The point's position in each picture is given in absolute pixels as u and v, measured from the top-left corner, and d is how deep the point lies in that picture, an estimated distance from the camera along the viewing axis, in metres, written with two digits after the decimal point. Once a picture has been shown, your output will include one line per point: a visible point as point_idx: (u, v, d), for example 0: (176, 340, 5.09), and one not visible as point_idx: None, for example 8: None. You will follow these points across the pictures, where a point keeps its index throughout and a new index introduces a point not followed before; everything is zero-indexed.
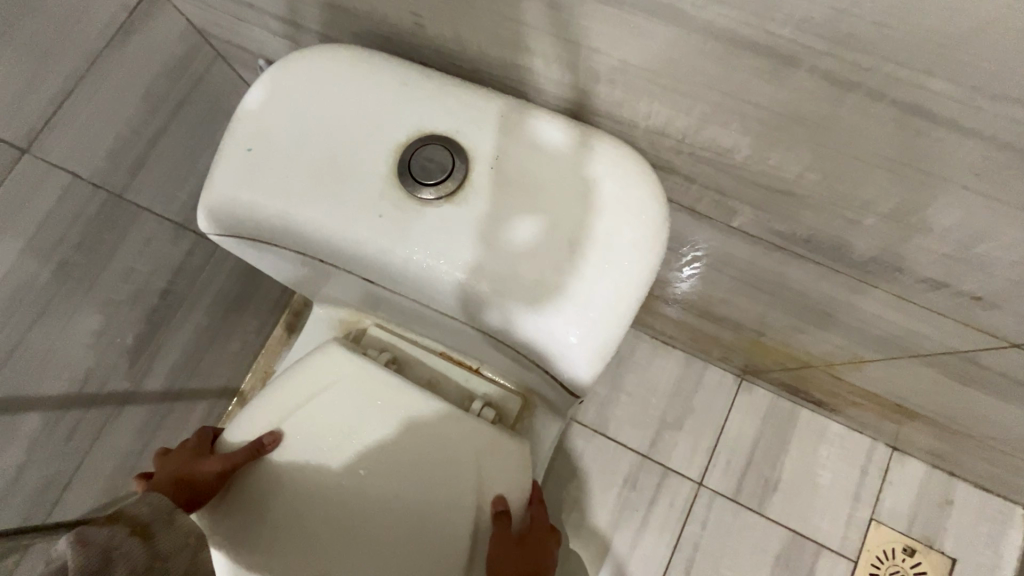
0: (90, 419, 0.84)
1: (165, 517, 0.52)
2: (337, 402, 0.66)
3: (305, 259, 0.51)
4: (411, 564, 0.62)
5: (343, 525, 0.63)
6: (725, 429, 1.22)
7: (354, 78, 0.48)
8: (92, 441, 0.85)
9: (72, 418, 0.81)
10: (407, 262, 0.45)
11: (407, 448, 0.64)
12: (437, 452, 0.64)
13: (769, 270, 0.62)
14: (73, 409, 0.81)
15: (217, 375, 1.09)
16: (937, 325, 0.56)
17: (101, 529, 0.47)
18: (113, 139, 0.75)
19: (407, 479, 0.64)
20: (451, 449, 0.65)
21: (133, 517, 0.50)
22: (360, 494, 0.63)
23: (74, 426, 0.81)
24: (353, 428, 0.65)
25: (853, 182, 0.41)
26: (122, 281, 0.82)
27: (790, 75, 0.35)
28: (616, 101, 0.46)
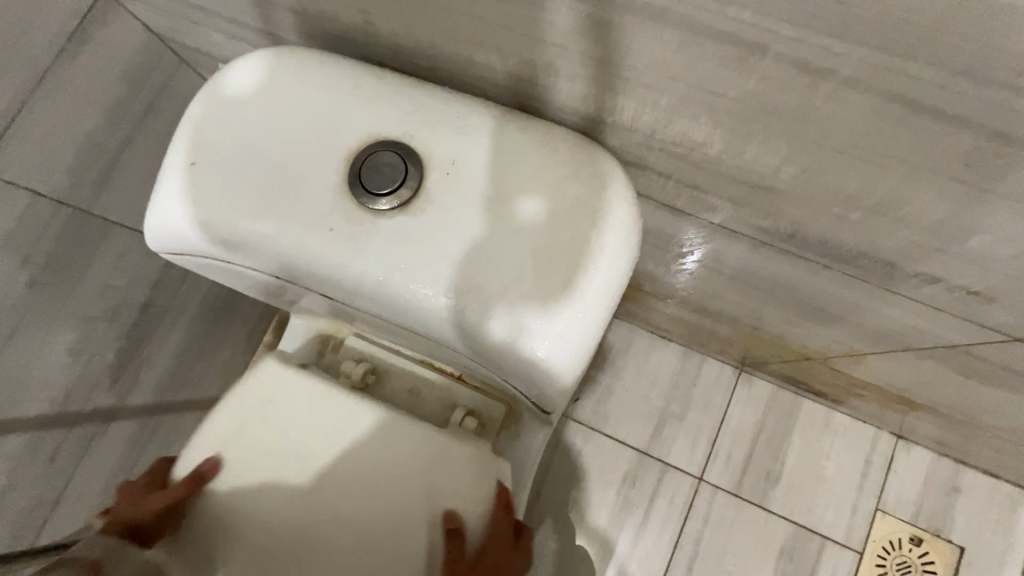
0: (75, 439, 0.82)
1: None
2: (272, 426, 0.60)
3: (261, 276, 0.48)
4: None
5: (280, 562, 0.56)
6: (726, 422, 1.20)
7: (302, 83, 0.46)
8: (79, 459, 0.83)
9: (56, 438, 0.79)
10: (361, 276, 0.43)
11: (352, 467, 0.59)
12: (395, 473, 0.59)
13: (758, 265, 0.59)
14: (56, 429, 0.79)
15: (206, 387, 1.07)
16: (934, 319, 0.53)
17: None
18: (76, 152, 0.73)
19: (350, 499, 0.58)
20: (401, 468, 0.59)
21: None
22: (299, 520, 0.57)
23: (58, 445, 0.80)
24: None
25: (834, 176, 0.38)
26: (96, 297, 0.80)
27: (756, 63, 0.32)
28: (579, 96, 0.43)
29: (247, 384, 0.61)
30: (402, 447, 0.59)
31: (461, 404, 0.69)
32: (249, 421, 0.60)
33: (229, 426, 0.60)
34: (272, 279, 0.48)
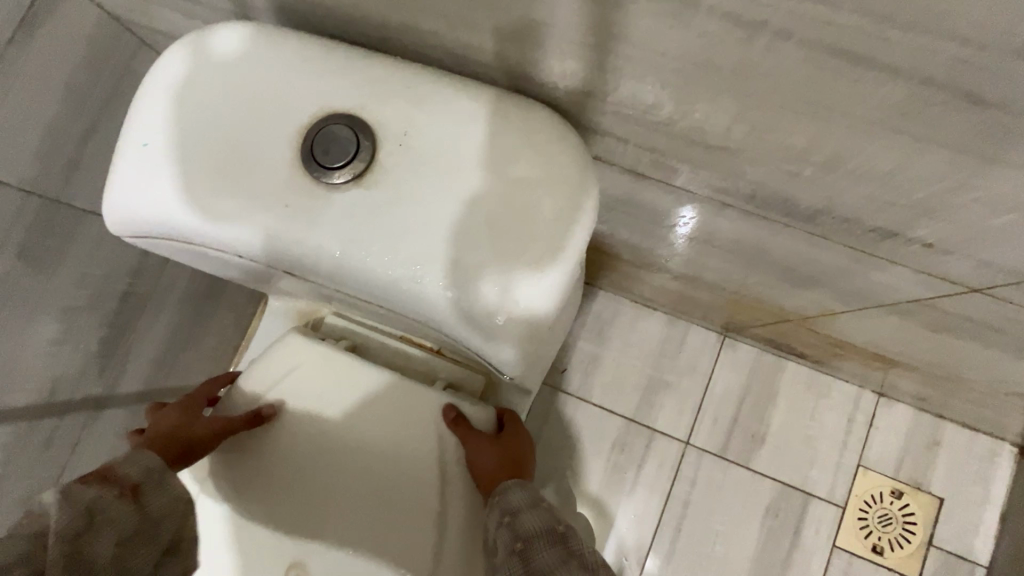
0: (66, 426, 0.84)
1: (156, 478, 0.49)
2: (295, 392, 0.66)
3: (227, 259, 0.48)
4: (391, 513, 0.64)
5: (319, 492, 0.65)
6: (711, 387, 1.22)
7: (251, 58, 0.45)
8: (72, 445, 0.85)
9: (47, 426, 0.81)
10: (320, 253, 0.43)
11: (368, 417, 0.65)
12: (382, 442, 0.65)
13: (724, 227, 0.60)
14: (47, 417, 0.81)
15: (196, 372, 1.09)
16: (896, 273, 0.54)
17: (86, 488, 0.44)
18: (38, 141, 0.72)
19: (368, 436, 0.65)
20: (409, 423, 0.65)
21: (121, 477, 0.47)
22: (327, 452, 0.65)
23: (50, 432, 0.82)
24: (320, 418, 0.65)
25: (782, 132, 0.38)
26: (75, 286, 0.81)
27: (690, 19, 0.31)
28: (530, 61, 0.42)
29: (269, 358, 0.68)
30: (394, 403, 0.66)
31: (441, 377, 0.71)
32: (273, 389, 0.67)
33: (258, 394, 0.67)
34: (238, 262, 0.49)
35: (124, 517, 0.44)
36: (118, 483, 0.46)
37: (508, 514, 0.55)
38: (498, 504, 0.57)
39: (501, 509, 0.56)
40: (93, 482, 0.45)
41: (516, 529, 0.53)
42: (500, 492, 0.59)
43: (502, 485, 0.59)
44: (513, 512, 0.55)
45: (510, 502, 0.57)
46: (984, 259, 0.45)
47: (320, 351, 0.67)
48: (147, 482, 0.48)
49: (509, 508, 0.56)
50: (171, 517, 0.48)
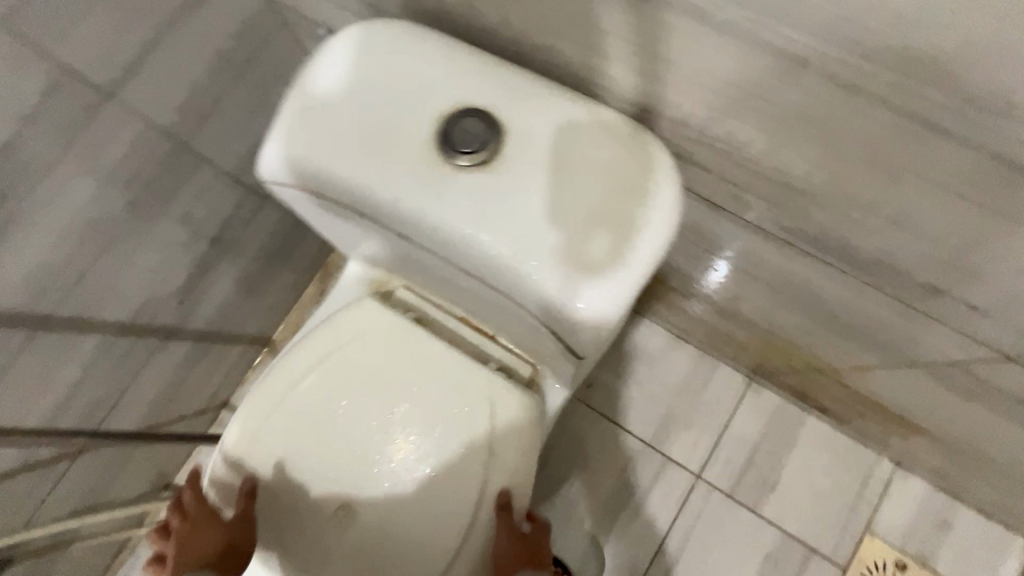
0: (140, 346, 0.98)
1: None
2: (364, 352, 0.75)
3: (348, 216, 0.57)
4: (438, 475, 0.71)
5: (377, 446, 0.72)
6: (730, 426, 1.25)
7: (406, 51, 0.53)
8: (141, 365, 0.99)
9: (125, 343, 0.94)
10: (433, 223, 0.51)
11: (426, 385, 0.73)
12: (434, 409, 0.73)
13: (777, 265, 0.65)
14: (128, 334, 0.94)
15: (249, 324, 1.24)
16: (936, 332, 0.58)
17: None
18: (184, 95, 0.80)
19: (425, 402, 0.73)
20: (463, 398, 0.72)
21: None
22: (388, 412, 0.73)
23: (127, 349, 0.95)
24: (384, 377, 0.74)
25: (856, 183, 0.44)
26: (179, 223, 0.91)
27: (800, 76, 0.38)
28: (643, 90, 0.49)
29: (346, 317, 0.76)
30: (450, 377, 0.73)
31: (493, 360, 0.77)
32: (345, 346, 0.75)
33: (331, 348, 0.75)
34: (356, 220, 0.57)
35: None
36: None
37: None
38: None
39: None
40: None
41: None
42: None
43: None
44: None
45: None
46: (1021, 328, 0.49)
47: (392, 319, 0.75)
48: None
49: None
50: None
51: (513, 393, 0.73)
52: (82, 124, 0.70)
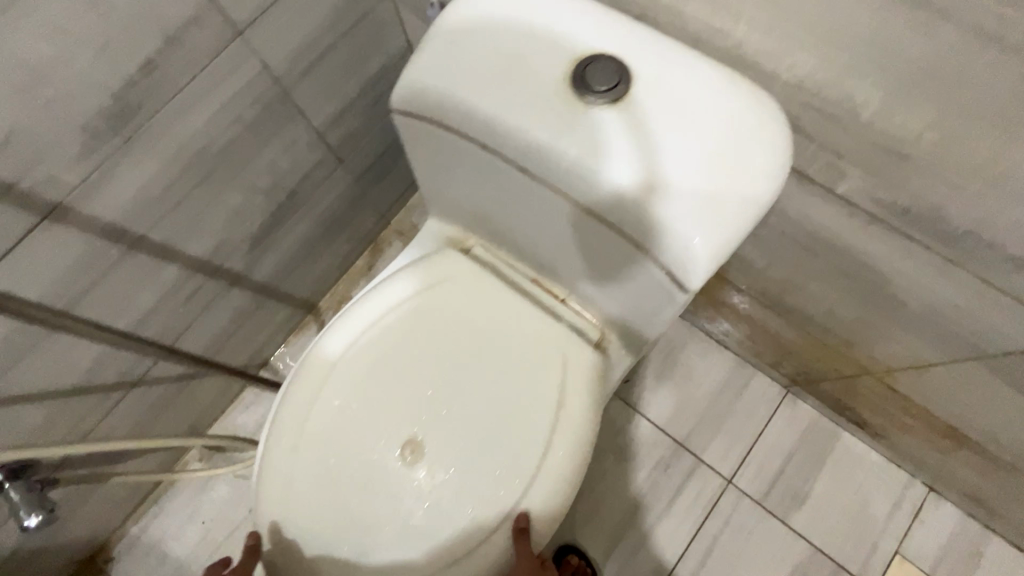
0: (208, 288, 1.01)
1: None
2: (445, 298, 0.79)
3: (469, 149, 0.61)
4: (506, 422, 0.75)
5: (451, 388, 0.76)
6: (764, 435, 1.25)
7: (545, 2, 0.58)
8: (204, 308, 1.03)
9: (196, 281, 0.97)
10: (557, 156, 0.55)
11: (502, 335, 0.77)
12: (508, 359, 0.77)
13: (855, 246, 0.69)
14: (200, 273, 0.97)
15: (301, 286, 1.27)
16: (1014, 314, 0.61)
17: None
18: (299, 44, 0.85)
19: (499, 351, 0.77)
20: (535, 351, 0.77)
21: None
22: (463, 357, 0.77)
23: (196, 288, 0.98)
24: (462, 324, 0.78)
25: (968, 143, 0.48)
26: (266, 170, 0.96)
27: (938, 28, 0.42)
28: (766, 51, 0.53)
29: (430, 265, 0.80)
30: (525, 331, 0.77)
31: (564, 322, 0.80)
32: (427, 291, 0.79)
33: (414, 292, 0.79)
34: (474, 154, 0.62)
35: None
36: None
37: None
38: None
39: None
40: None
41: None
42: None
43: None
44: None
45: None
46: None
47: (474, 271, 0.79)
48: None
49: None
50: None
51: (583, 349, 0.77)
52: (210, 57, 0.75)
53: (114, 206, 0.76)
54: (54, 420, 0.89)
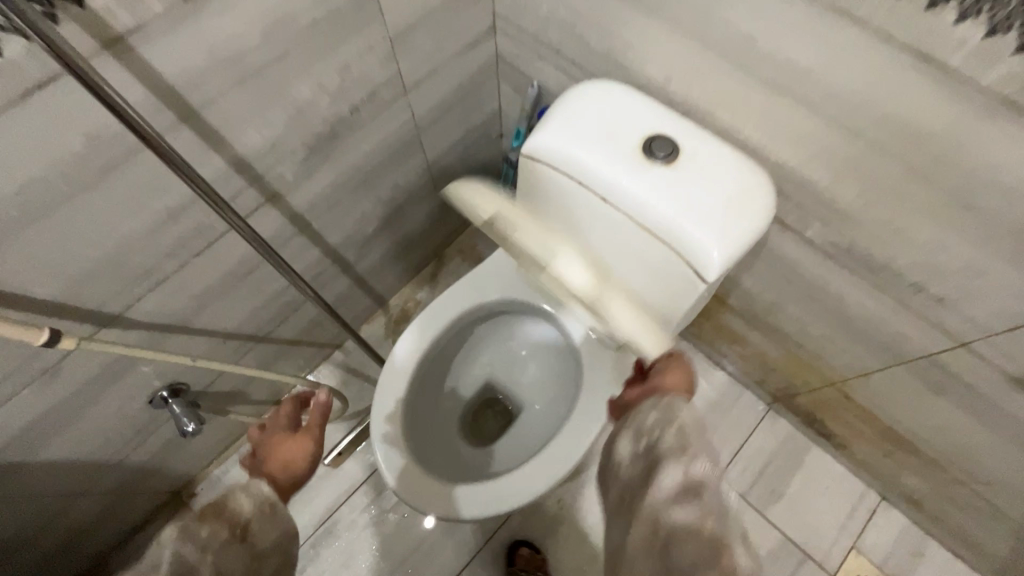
0: (329, 270, 1.32)
1: (266, 510, 0.73)
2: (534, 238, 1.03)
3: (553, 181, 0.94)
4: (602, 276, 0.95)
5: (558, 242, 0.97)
6: (749, 441, 1.52)
7: (625, 100, 0.93)
8: (320, 286, 1.33)
9: (324, 263, 1.29)
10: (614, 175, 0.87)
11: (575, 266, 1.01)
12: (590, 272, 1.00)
13: (817, 275, 1.01)
14: (328, 257, 1.28)
15: (383, 282, 1.57)
16: (918, 325, 0.92)
17: (202, 527, 0.67)
18: (435, 102, 1.20)
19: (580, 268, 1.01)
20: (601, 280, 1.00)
21: (233, 510, 0.70)
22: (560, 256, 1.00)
23: (322, 269, 1.29)
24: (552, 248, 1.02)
25: (876, 207, 0.81)
26: (390, 186, 1.29)
27: (852, 143, 0.76)
28: (761, 143, 0.87)
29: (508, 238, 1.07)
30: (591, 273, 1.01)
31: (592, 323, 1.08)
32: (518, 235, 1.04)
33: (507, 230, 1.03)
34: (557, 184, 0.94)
35: (234, 552, 0.68)
36: (228, 520, 0.69)
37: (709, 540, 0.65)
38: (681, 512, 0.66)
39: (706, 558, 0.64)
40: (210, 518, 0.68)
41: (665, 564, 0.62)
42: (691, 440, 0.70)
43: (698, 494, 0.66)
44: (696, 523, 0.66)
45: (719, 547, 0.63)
46: (967, 314, 0.83)
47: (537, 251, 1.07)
48: (276, 504, 0.75)
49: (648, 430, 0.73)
50: (251, 519, 0.71)
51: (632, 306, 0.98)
52: (387, 106, 1.09)
53: (303, 198, 1.08)
54: (213, 355, 1.17)
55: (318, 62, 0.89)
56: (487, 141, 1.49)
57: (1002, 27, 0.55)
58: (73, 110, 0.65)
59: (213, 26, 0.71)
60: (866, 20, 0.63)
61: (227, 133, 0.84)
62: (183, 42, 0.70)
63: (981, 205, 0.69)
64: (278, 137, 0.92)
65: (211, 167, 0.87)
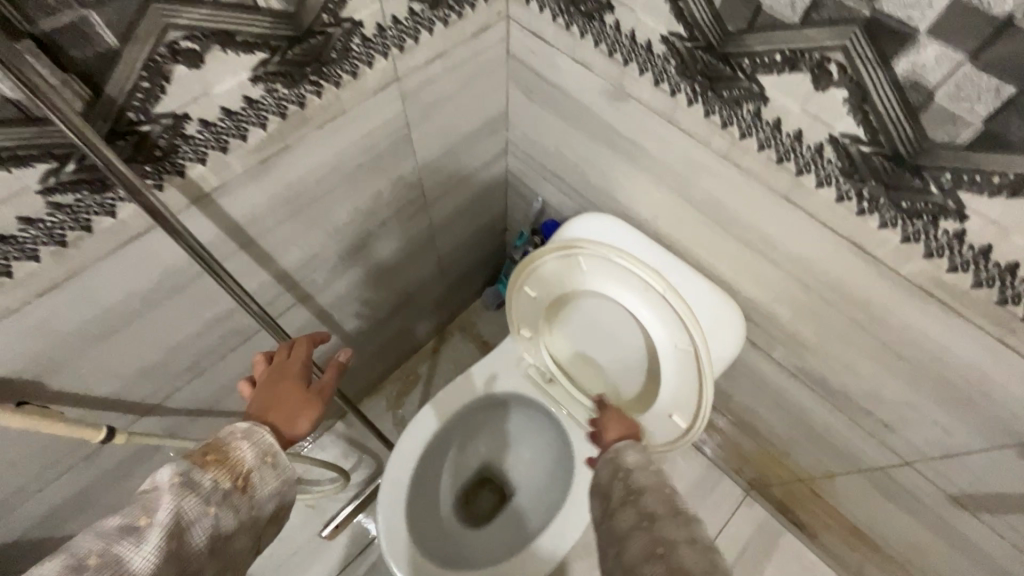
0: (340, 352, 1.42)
1: (267, 460, 0.71)
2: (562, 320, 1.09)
3: (559, 272, 0.95)
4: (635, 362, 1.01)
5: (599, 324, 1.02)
6: (727, 526, 1.60)
7: (621, 231, 1.06)
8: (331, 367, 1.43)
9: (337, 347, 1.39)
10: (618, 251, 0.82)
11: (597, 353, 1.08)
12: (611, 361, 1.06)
13: (783, 388, 1.14)
14: (341, 342, 1.39)
15: (386, 358, 1.67)
16: (871, 441, 1.04)
17: (203, 472, 0.64)
18: (449, 211, 1.35)
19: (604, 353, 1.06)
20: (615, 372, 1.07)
21: (235, 461, 0.68)
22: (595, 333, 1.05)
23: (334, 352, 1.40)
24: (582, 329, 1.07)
25: (829, 344, 0.95)
26: (402, 280, 1.42)
27: (807, 294, 0.91)
28: (732, 280, 1.02)
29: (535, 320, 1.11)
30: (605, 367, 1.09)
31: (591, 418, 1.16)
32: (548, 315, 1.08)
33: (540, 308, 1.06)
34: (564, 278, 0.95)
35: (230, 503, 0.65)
36: (228, 470, 0.67)
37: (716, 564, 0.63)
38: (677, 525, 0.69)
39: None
40: (209, 466, 0.65)
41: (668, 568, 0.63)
42: (667, 491, 0.76)
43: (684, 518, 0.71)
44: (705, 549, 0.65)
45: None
46: (909, 438, 0.96)
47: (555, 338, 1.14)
48: (279, 454, 0.73)
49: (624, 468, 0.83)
50: (257, 465, 0.70)
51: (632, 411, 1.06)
52: (407, 218, 1.22)
53: (327, 296, 1.20)
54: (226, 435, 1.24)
55: (354, 192, 1.02)
56: (490, 235, 1.63)
57: (913, 237, 0.70)
58: (150, 253, 0.76)
59: (274, 178, 0.85)
60: (811, 211, 0.78)
61: (270, 255, 0.96)
62: (247, 191, 0.82)
63: (912, 358, 0.84)
64: (313, 252, 1.05)
65: (253, 281, 0.98)
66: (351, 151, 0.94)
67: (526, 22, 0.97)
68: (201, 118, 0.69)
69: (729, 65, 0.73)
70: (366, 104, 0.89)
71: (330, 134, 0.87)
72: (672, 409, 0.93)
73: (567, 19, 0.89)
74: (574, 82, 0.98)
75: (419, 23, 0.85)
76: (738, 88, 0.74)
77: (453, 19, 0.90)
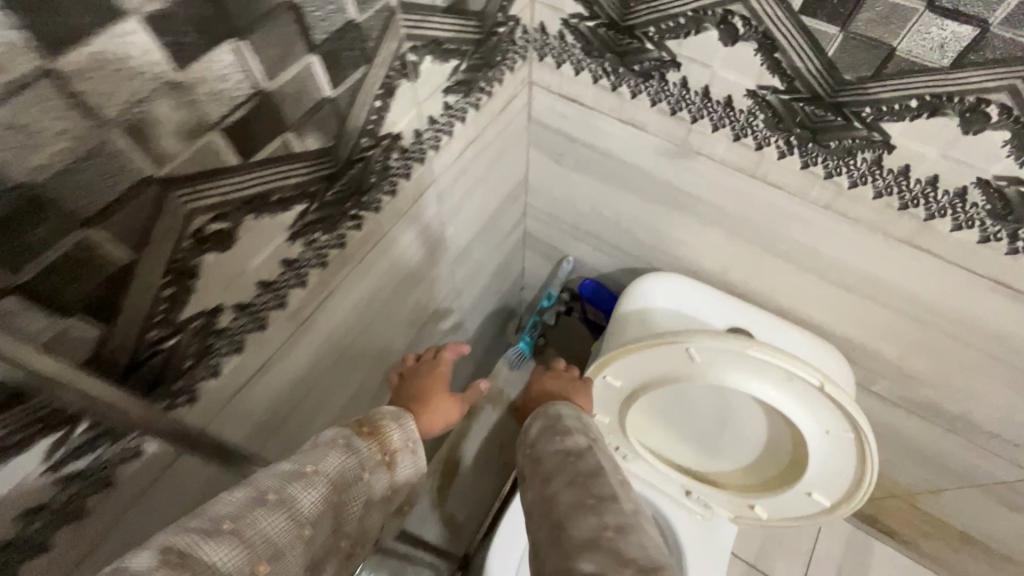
0: None
1: (408, 448, 0.58)
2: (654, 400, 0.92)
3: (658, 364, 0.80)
4: (759, 433, 0.89)
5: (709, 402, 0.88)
6: (816, 550, 1.51)
7: (695, 290, 0.95)
8: None
9: None
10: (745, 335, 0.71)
11: (702, 428, 0.94)
12: (721, 435, 0.93)
13: (883, 418, 1.05)
14: None
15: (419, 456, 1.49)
16: (994, 460, 0.97)
17: (361, 441, 0.54)
18: (475, 291, 1.20)
19: (712, 428, 0.92)
20: (725, 443, 0.94)
21: (388, 442, 0.56)
22: (699, 410, 0.90)
23: None
24: (682, 407, 0.92)
25: (948, 376, 0.87)
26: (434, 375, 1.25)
27: (923, 332, 0.83)
28: (824, 323, 0.93)
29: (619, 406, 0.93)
30: (712, 441, 0.95)
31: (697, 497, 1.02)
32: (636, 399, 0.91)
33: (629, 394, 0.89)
34: (664, 371, 0.80)
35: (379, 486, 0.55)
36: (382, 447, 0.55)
37: (613, 529, 0.54)
38: (572, 488, 0.59)
39: (610, 551, 0.52)
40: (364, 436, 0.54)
41: (558, 550, 0.54)
42: (569, 454, 0.64)
43: (590, 473, 0.61)
44: (602, 510, 0.56)
45: (623, 553, 0.51)
46: None
47: (643, 418, 0.97)
48: (420, 447, 0.60)
49: (532, 440, 0.69)
50: (404, 448, 0.58)
51: (750, 486, 0.95)
52: (440, 315, 1.08)
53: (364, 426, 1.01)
54: None
55: (392, 311, 0.87)
56: (510, 298, 1.49)
57: None
58: (186, 480, 0.59)
59: (314, 334, 0.69)
60: (941, 252, 0.70)
61: (316, 415, 0.80)
62: (288, 360, 0.66)
63: None
64: (355, 389, 0.89)
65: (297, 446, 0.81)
66: (390, 271, 0.79)
67: (556, 86, 0.85)
68: (237, 304, 0.53)
69: (841, 113, 0.63)
70: (405, 219, 0.74)
71: (371, 263, 0.72)
72: (811, 487, 0.83)
73: (615, 79, 0.78)
74: (621, 146, 0.87)
75: (454, 115, 0.72)
76: (852, 137, 0.64)
77: (484, 100, 0.77)
